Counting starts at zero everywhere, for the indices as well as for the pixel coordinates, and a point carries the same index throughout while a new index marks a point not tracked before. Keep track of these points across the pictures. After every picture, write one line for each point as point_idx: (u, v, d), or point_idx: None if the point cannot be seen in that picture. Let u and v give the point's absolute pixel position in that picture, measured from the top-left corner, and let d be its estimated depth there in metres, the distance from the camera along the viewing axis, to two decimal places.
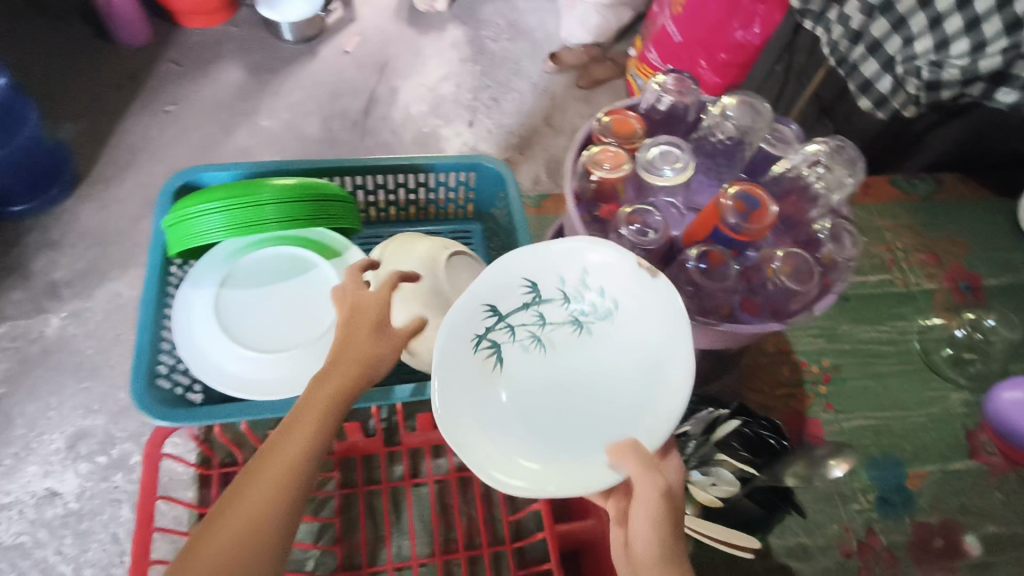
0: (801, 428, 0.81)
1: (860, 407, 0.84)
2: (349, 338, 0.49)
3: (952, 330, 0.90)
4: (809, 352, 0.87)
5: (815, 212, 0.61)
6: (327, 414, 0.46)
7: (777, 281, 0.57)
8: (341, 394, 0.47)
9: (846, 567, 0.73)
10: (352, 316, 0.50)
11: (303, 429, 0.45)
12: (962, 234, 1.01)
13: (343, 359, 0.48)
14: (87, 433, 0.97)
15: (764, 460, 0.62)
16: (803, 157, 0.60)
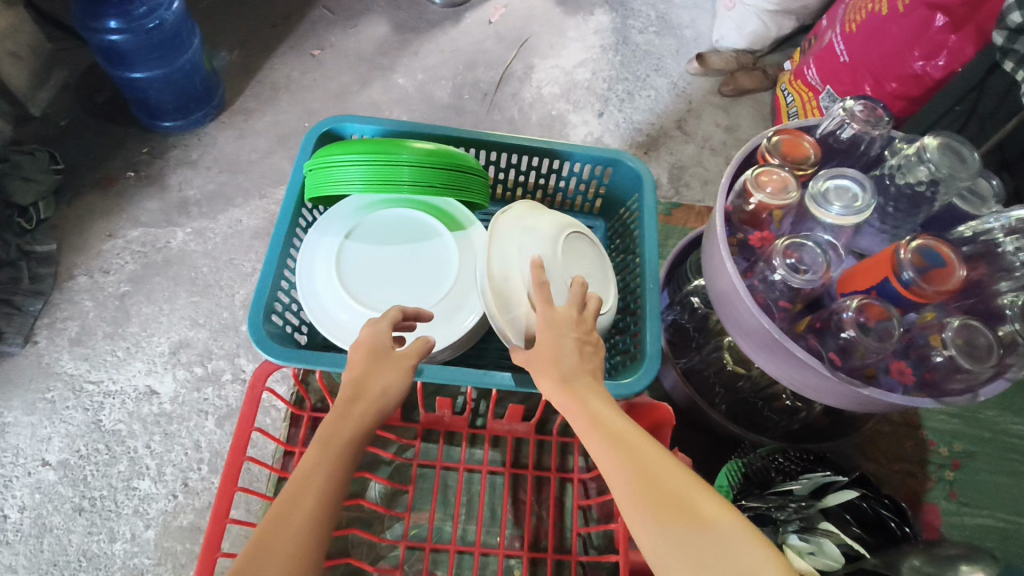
0: (916, 508, 0.73)
1: (989, 505, 0.74)
2: (362, 378, 0.50)
3: None
4: (940, 432, 0.78)
5: (1006, 283, 0.52)
6: (338, 460, 0.45)
7: (945, 353, 0.50)
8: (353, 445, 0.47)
9: None
10: (366, 355, 0.51)
11: (322, 467, 0.45)
12: None
13: (357, 402, 0.48)
14: (190, 343, 1.02)
15: (878, 541, 0.57)
16: (1002, 222, 0.52)
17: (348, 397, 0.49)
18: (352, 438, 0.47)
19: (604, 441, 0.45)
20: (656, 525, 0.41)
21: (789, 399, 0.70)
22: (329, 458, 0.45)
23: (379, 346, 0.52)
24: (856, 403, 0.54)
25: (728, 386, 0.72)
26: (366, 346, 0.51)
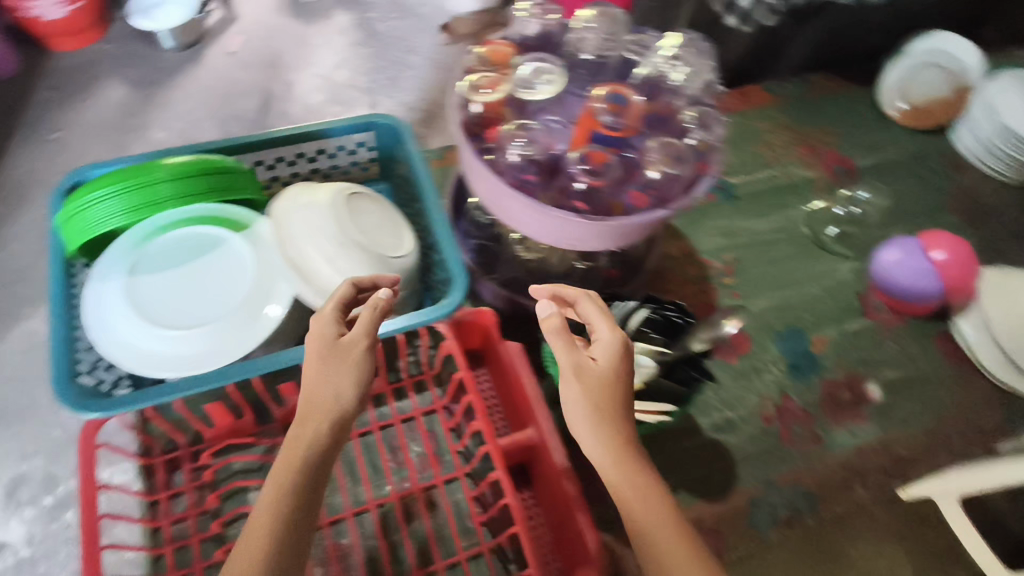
0: (713, 315, 0.88)
1: (762, 290, 0.92)
2: (314, 388, 0.53)
3: (831, 211, 1.01)
4: (711, 250, 0.95)
5: (680, 104, 0.66)
6: (305, 476, 0.50)
7: (658, 170, 0.61)
8: (313, 467, 0.51)
9: (768, 431, 0.80)
10: (318, 357, 0.54)
11: (289, 490, 0.50)
12: (831, 124, 1.12)
13: (315, 419, 0.52)
14: (24, 476, 0.83)
15: (672, 337, 0.70)
16: (662, 58, 0.67)
17: (309, 413, 0.52)
18: (312, 460, 0.51)
19: (661, 514, 0.52)
20: None
21: (583, 266, 0.80)
22: (304, 485, 0.50)
23: (337, 348, 0.54)
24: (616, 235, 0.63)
25: (535, 276, 0.80)
26: (324, 348, 0.54)
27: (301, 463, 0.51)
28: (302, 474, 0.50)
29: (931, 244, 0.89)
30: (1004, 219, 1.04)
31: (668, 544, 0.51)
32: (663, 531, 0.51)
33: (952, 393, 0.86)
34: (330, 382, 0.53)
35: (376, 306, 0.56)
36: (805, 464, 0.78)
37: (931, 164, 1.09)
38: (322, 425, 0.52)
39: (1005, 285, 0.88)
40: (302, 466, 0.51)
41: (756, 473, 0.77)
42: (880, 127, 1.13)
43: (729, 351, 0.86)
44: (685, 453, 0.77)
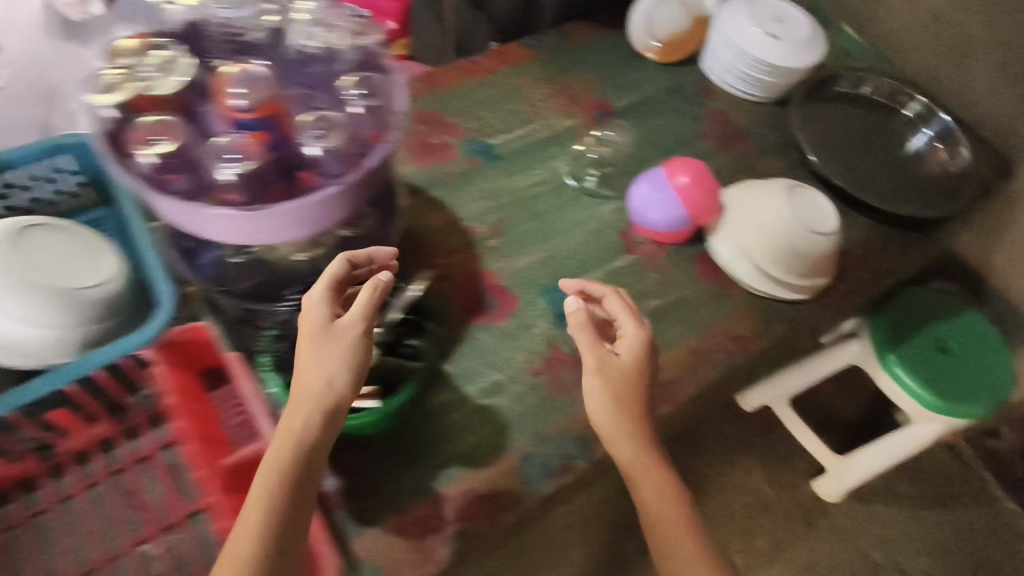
0: (478, 280, 0.87)
1: (528, 247, 0.91)
2: (305, 372, 0.63)
3: (588, 154, 1.01)
4: (474, 215, 0.93)
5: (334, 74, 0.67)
6: (297, 450, 0.61)
7: (312, 140, 0.62)
8: (299, 449, 0.61)
9: (537, 385, 0.80)
10: (311, 337, 0.64)
11: (279, 464, 0.60)
12: (590, 71, 1.12)
13: (307, 409, 0.62)
14: None
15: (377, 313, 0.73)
16: (307, 36, 0.68)
17: (301, 399, 0.62)
18: (298, 447, 0.61)
19: (669, 488, 0.71)
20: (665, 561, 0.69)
21: (306, 258, 0.75)
22: (280, 471, 0.60)
23: (335, 329, 0.64)
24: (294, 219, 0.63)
25: (266, 275, 0.75)
26: (317, 328, 0.64)
27: (295, 448, 0.61)
28: (291, 452, 0.60)
29: (673, 178, 0.91)
30: (754, 137, 1.10)
31: (661, 514, 0.70)
32: (665, 505, 0.70)
33: (713, 309, 0.90)
34: (323, 356, 0.64)
35: (372, 289, 0.66)
36: (576, 409, 0.79)
37: (686, 95, 1.13)
38: (316, 410, 0.62)
39: (748, 194, 0.93)
40: (289, 449, 0.61)
41: (527, 428, 0.77)
42: (637, 66, 1.15)
43: (497, 314, 0.85)
44: (453, 425, 0.76)
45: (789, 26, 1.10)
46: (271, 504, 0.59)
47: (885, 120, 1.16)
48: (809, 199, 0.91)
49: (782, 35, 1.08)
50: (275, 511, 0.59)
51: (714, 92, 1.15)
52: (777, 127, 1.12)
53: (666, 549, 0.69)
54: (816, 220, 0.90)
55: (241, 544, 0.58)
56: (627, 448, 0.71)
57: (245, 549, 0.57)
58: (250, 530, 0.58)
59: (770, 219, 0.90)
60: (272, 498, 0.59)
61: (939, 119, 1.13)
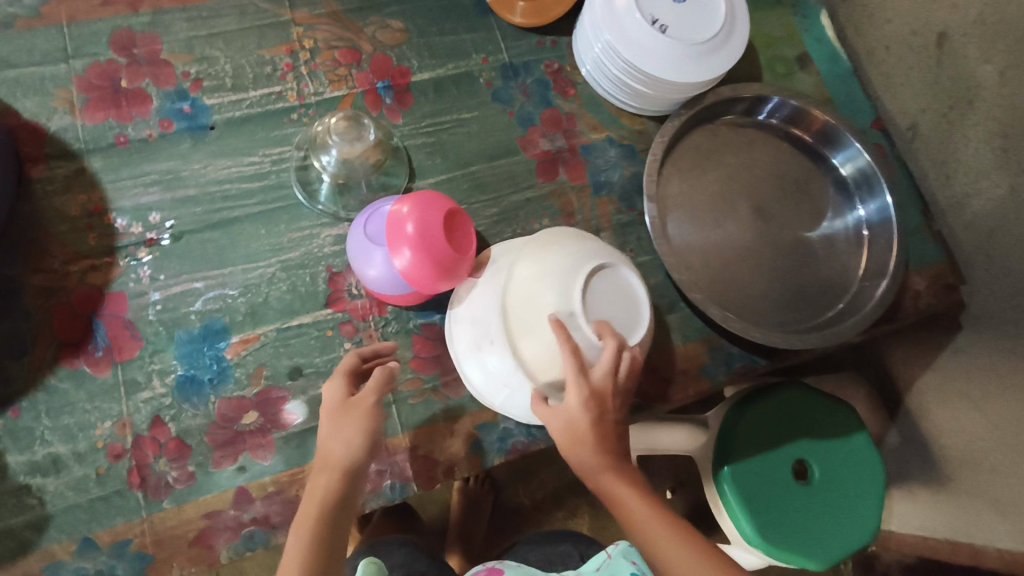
0: (94, 307, 0.65)
1: (190, 269, 0.67)
2: (328, 439, 0.55)
3: (319, 164, 0.71)
4: (132, 209, 0.68)
5: None
6: (321, 516, 0.52)
7: None
8: (330, 509, 0.52)
9: (110, 472, 0.60)
10: (332, 410, 0.57)
11: (304, 533, 0.51)
12: (403, 15, 0.79)
13: (326, 475, 0.54)
14: None
15: None
16: None
17: (322, 466, 0.54)
18: (332, 507, 0.52)
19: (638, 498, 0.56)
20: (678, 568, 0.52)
21: None
22: (315, 534, 0.51)
23: (352, 402, 0.57)
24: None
25: None
26: (339, 401, 0.57)
27: (316, 509, 0.52)
28: (323, 506, 0.52)
29: (399, 224, 0.61)
30: (598, 167, 0.78)
31: (634, 519, 0.55)
32: (657, 529, 0.54)
33: (407, 412, 0.67)
34: (344, 425, 0.55)
35: (389, 369, 0.59)
36: (147, 516, 0.60)
37: (529, 81, 0.80)
38: (339, 474, 0.54)
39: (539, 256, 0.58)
40: (317, 511, 0.52)
41: (68, 528, 0.58)
42: (475, 21, 0.81)
43: (102, 359, 0.63)
44: None
45: (688, 10, 0.72)
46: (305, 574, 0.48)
47: (800, 180, 0.81)
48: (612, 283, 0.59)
49: (669, 23, 0.71)
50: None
51: (575, 83, 0.81)
52: (639, 158, 0.79)
53: (652, 542, 0.54)
54: (622, 322, 0.57)
55: None
56: (591, 454, 0.56)
57: None
58: None
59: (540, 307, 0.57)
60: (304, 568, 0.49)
61: (879, 193, 0.78)
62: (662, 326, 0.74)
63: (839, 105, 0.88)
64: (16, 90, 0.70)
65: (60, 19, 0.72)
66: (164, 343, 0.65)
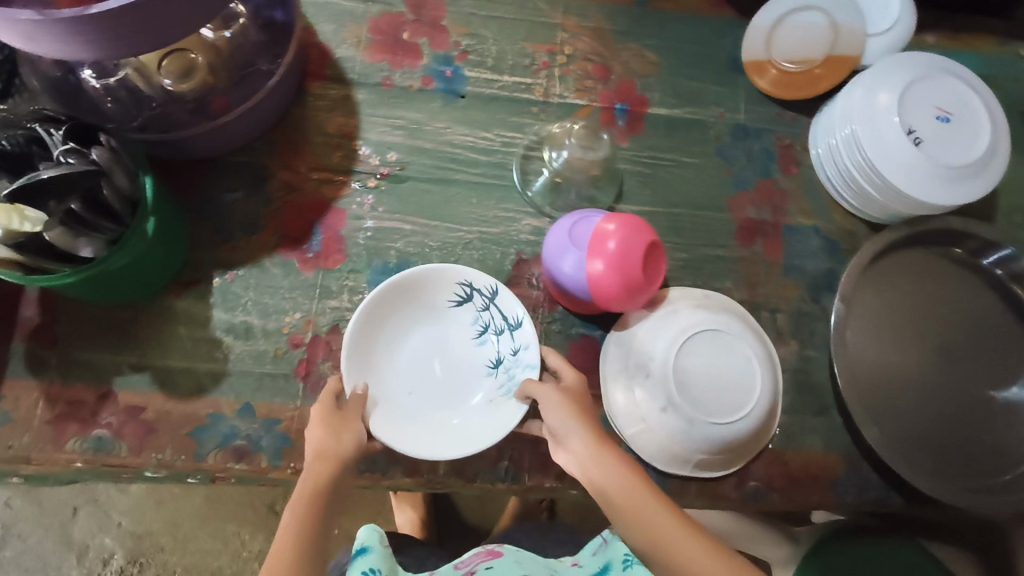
0: (318, 214, 0.73)
1: (404, 211, 0.74)
2: (322, 438, 0.58)
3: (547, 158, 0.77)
4: (375, 143, 0.76)
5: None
6: (312, 488, 0.54)
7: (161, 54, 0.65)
8: (315, 486, 0.54)
9: (285, 356, 0.68)
10: (325, 415, 0.60)
11: (296, 505, 0.53)
12: (660, 51, 0.83)
13: (323, 467, 0.56)
14: None
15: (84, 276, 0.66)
16: None
17: (318, 452, 0.57)
18: (319, 486, 0.54)
19: (627, 466, 0.56)
20: (677, 546, 0.52)
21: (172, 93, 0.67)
22: (310, 507, 0.53)
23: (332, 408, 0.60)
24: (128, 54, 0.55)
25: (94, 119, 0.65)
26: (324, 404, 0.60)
27: (310, 489, 0.54)
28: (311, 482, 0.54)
29: (602, 238, 0.65)
30: (796, 250, 0.77)
31: (631, 495, 0.54)
32: (651, 510, 0.54)
33: None
34: (331, 423, 0.59)
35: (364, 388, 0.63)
36: (300, 406, 0.66)
37: (756, 147, 0.81)
38: (325, 457, 0.56)
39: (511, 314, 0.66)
40: (307, 489, 0.54)
41: (237, 389, 0.66)
42: (724, 76, 0.83)
43: (310, 259, 0.71)
44: (172, 339, 0.67)
45: (950, 133, 0.71)
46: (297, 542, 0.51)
47: (1000, 335, 0.76)
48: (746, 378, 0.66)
49: (927, 138, 0.70)
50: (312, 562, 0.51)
51: (800, 163, 0.81)
52: (840, 256, 0.78)
53: (648, 524, 0.53)
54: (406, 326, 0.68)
55: None
56: (586, 427, 0.58)
57: None
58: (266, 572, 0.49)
59: (420, 339, 0.69)
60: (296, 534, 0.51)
61: None
62: (807, 424, 0.72)
63: None
64: (320, 13, 0.80)
65: None
66: (363, 264, 0.72)
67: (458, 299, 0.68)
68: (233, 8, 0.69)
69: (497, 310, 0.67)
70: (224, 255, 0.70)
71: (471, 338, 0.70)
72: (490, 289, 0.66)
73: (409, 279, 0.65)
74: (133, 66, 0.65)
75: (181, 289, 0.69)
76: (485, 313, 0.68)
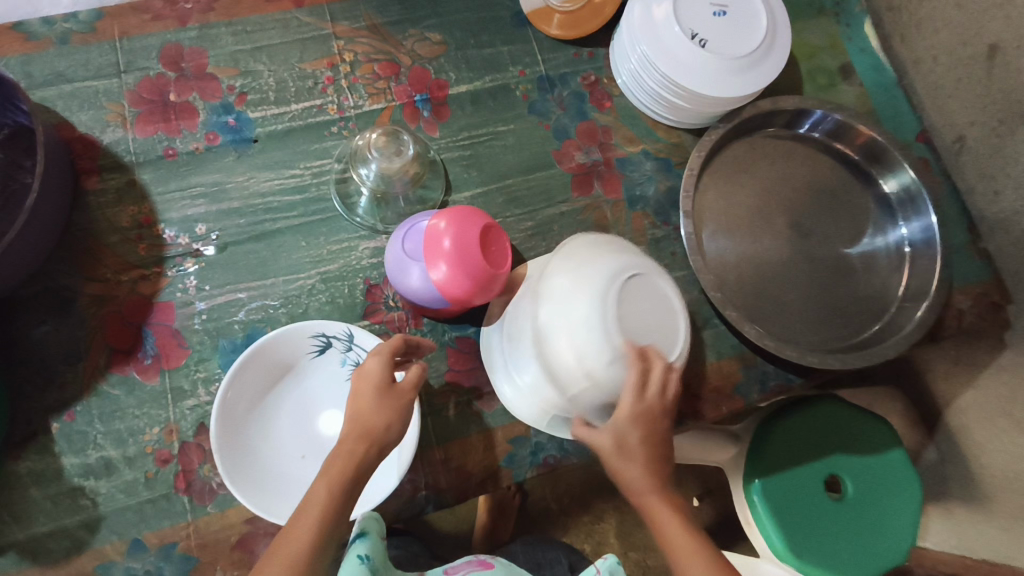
0: (144, 316, 0.67)
1: (234, 279, 0.69)
2: (371, 415, 0.52)
3: (366, 155, 0.70)
4: (179, 221, 0.71)
5: None
6: (347, 472, 0.50)
7: None
8: (349, 473, 0.50)
9: (158, 476, 0.63)
10: (373, 389, 0.53)
11: (331, 482, 0.49)
12: (442, 27, 0.80)
13: (367, 440, 0.51)
14: None
15: None
16: None
17: (362, 429, 0.52)
18: (358, 463, 0.50)
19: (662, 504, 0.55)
20: None
21: None
22: (350, 476, 0.49)
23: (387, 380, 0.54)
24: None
25: None
26: (382, 373, 0.54)
27: (353, 462, 0.50)
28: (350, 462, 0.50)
29: (436, 239, 0.62)
30: (634, 181, 0.78)
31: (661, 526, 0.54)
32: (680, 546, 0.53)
33: (442, 424, 0.68)
34: (383, 400, 0.53)
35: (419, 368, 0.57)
36: (193, 519, 0.62)
37: (565, 93, 0.80)
38: (369, 438, 0.51)
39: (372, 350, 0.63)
40: (345, 473, 0.49)
41: (119, 529, 0.61)
42: (513, 33, 0.81)
43: (150, 366, 0.66)
44: (26, 506, 0.61)
45: (730, 25, 0.72)
46: (329, 511, 0.47)
47: (840, 192, 0.80)
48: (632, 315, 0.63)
49: (710, 37, 0.70)
50: (333, 535, 0.47)
51: (611, 95, 0.81)
52: (675, 172, 0.79)
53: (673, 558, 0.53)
54: (278, 389, 0.65)
55: (288, 553, 0.45)
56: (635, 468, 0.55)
57: (281, 564, 0.44)
58: (294, 547, 0.45)
59: (296, 397, 0.66)
60: (327, 504, 0.48)
61: (925, 212, 0.76)
62: (695, 342, 0.74)
63: (883, 116, 0.86)
64: (71, 103, 0.73)
65: (113, 34, 0.75)
66: (210, 349, 0.67)
67: (317, 349, 0.65)
68: None
69: (360, 350, 0.64)
70: (54, 397, 0.64)
71: (346, 380, 0.66)
72: (345, 332, 0.63)
73: (257, 354, 0.61)
74: None
75: (18, 451, 0.62)
76: (350, 353, 0.65)
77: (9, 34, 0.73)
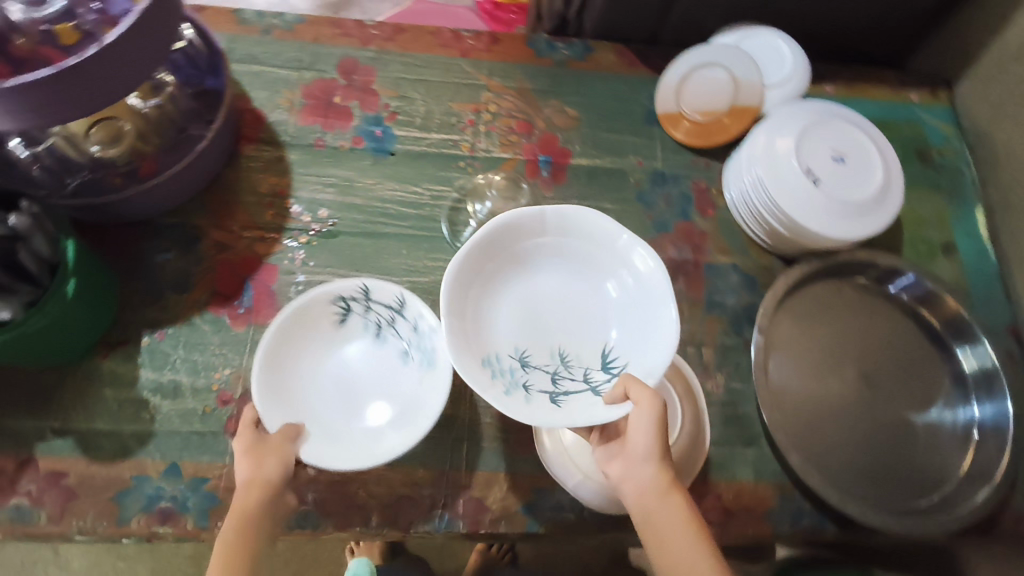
0: (250, 270, 0.74)
1: (336, 264, 0.76)
2: (248, 476, 0.55)
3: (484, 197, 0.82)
4: (307, 201, 0.79)
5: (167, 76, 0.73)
6: (238, 526, 0.52)
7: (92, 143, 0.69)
8: (239, 521, 0.52)
9: (213, 414, 0.68)
10: (247, 449, 0.57)
11: (221, 547, 0.51)
12: (580, 105, 0.88)
13: (251, 492, 0.54)
14: None
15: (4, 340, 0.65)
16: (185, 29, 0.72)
17: (244, 488, 0.54)
18: (241, 515, 0.52)
19: (671, 508, 0.53)
20: None
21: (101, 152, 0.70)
22: (239, 525, 0.52)
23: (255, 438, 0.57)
24: (49, 123, 0.55)
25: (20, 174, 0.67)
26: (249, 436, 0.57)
27: (235, 511, 0.53)
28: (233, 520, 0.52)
29: None
30: (717, 287, 0.81)
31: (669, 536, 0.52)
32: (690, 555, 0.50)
33: (475, 453, 0.70)
34: (257, 463, 0.55)
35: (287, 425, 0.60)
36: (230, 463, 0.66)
37: (674, 192, 0.85)
38: (247, 494, 0.54)
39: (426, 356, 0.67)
40: (232, 529, 0.52)
41: (164, 449, 0.66)
42: (641, 128, 0.88)
43: (241, 315, 0.72)
44: (96, 400, 0.66)
45: (845, 172, 0.76)
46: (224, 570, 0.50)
47: (917, 357, 0.80)
48: (490, 321, 0.63)
49: (824, 177, 0.75)
50: None
51: (716, 205, 0.86)
52: (758, 291, 0.81)
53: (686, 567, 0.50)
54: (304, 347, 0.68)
55: None
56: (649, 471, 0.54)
57: None
58: None
59: (329, 376, 0.69)
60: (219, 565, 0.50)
61: (1001, 398, 0.75)
62: (737, 455, 0.74)
63: (975, 299, 0.86)
64: (255, 82, 0.84)
65: (307, 38, 0.87)
66: None
67: (339, 311, 0.69)
68: (162, 78, 0.72)
69: (379, 306, 0.69)
70: (153, 315, 0.71)
71: (370, 341, 0.71)
72: (397, 300, 0.67)
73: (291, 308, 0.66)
74: (60, 134, 0.67)
75: (108, 350, 0.69)
76: (370, 313, 0.70)
77: (228, 16, 0.86)
